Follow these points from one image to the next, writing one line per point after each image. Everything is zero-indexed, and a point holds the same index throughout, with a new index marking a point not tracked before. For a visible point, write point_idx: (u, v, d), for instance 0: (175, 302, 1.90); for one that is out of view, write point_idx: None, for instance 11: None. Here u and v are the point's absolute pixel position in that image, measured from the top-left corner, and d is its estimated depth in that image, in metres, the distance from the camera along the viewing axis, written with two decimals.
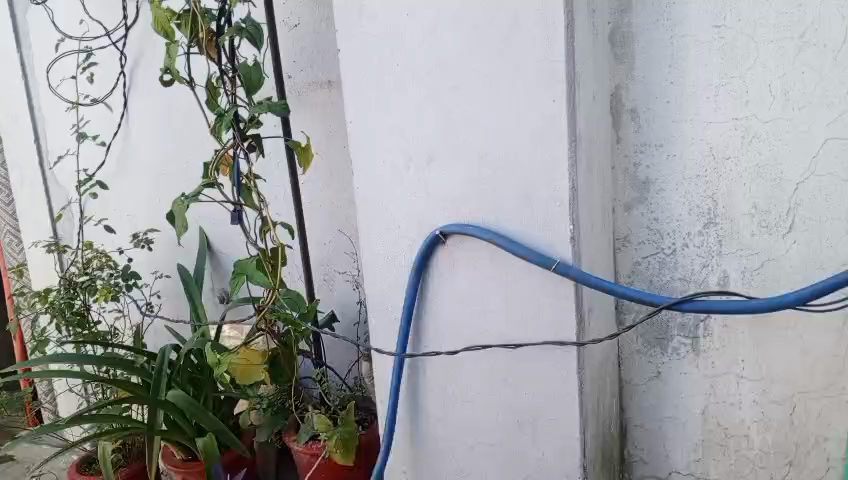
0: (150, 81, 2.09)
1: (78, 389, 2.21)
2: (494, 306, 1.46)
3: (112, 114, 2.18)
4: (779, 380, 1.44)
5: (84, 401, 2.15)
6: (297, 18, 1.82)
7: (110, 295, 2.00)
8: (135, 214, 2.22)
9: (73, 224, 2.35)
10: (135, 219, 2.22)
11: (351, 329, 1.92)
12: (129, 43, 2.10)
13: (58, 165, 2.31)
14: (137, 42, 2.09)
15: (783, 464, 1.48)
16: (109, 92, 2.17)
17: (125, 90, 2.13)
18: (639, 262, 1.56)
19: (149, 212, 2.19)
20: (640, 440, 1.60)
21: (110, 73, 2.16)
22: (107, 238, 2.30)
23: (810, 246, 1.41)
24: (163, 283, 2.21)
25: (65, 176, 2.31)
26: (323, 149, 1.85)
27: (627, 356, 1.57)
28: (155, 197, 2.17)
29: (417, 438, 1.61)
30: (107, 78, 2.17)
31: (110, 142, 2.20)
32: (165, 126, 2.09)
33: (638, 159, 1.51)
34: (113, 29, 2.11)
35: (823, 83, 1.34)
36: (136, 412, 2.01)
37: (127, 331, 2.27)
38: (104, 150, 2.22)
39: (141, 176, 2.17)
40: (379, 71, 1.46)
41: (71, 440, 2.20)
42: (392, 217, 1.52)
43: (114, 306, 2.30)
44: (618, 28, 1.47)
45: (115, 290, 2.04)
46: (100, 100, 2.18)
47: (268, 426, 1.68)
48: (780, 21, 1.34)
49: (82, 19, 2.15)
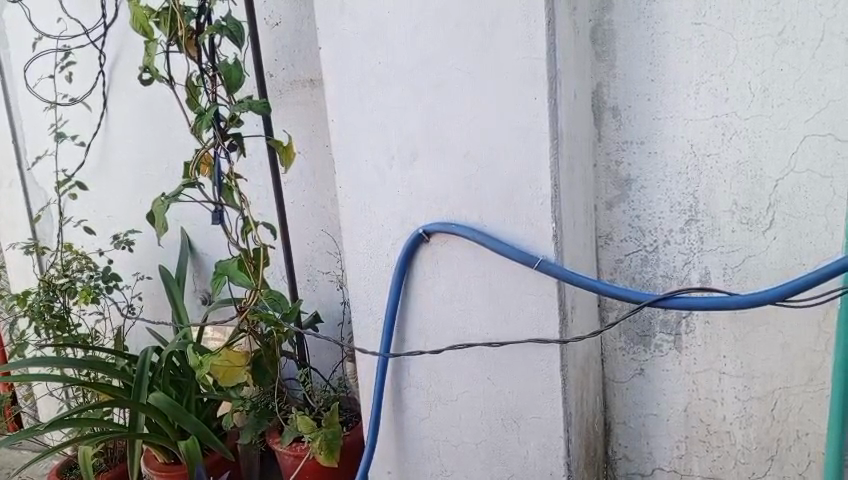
0: (130, 80, 2.07)
1: (58, 393, 2.19)
2: (479, 305, 1.45)
3: (91, 113, 2.15)
4: (760, 376, 1.45)
5: (64, 405, 2.13)
6: (279, 16, 1.80)
7: (91, 298, 1.98)
8: (115, 214, 2.19)
9: (53, 225, 2.33)
10: (115, 220, 2.20)
11: (336, 329, 1.91)
12: (109, 42, 2.07)
13: (36, 165, 2.28)
14: (116, 40, 2.06)
15: (765, 459, 1.49)
16: (88, 91, 2.14)
17: (104, 89, 2.11)
18: (621, 259, 1.56)
19: (129, 212, 2.16)
20: (624, 438, 1.61)
21: (89, 72, 2.13)
22: (86, 239, 2.27)
23: (790, 242, 1.42)
24: (144, 284, 2.19)
25: (44, 177, 2.28)
26: (306, 148, 1.84)
27: (610, 353, 1.58)
28: (135, 197, 2.14)
29: (401, 438, 1.61)
30: (86, 77, 2.14)
31: (91, 141, 2.17)
32: (145, 125, 2.07)
33: (619, 157, 1.52)
34: (91, 28, 2.08)
35: (801, 81, 1.34)
36: (118, 415, 1.99)
37: (108, 334, 2.25)
38: (84, 149, 2.19)
39: (121, 176, 2.15)
40: (362, 69, 1.45)
41: (51, 444, 2.18)
42: (376, 216, 1.52)
43: (94, 309, 2.28)
44: (599, 25, 1.48)
45: (95, 292, 2.01)
46: (79, 99, 2.15)
47: (251, 429, 1.66)
48: (759, 19, 1.35)
49: (60, 17, 2.12)
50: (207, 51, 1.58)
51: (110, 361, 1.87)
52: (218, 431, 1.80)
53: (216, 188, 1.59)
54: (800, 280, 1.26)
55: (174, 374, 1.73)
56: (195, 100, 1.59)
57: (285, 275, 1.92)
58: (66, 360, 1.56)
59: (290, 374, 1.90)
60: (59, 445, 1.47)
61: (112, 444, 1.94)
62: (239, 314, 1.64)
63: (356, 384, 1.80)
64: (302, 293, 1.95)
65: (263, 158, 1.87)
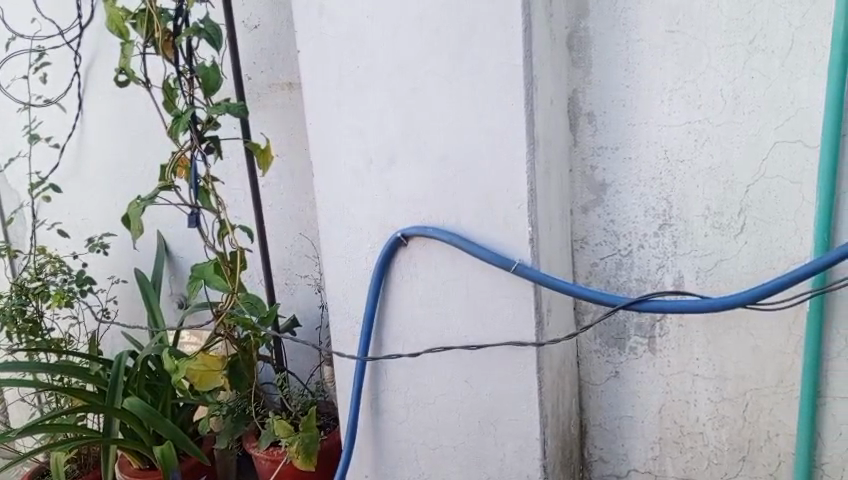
0: (104, 82, 2.04)
1: (31, 398, 2.16)
2: (457, 308, 1.46)
3: (66, 115, 2.12)
4: (732, 378, 1.48)
5: (36, 410, 2.10)
6: (257, 19, 1.79)
7: (64, 301, 1.95)
8: (89, 217, 2.16)
9: (26, 227, 2.30)
10: (89, 223, 2.17)
11: (313, 333, 1.90)
12: (84, 43, 2.04)
13: (9, 167, 2.26)
14: (92, 41, 2.03)
15: (737, 460, 1.52)
16: (63, 93, 2.10)
17: (79, 91, 2.08)
18: (596, 263, 1.58)
19: (103, 215, 2.14)
20: (599, 440, 1.62)
21: (63, 73, 2.10)
22: (60, 243, 2.24)
23: (760, 246, 1.44)
24: (119, 288, 2.17)
25: (17, 179, 2.27)
26: (283, 151, 1.83)
27: (585, 356, 1.59)
28: (110, 200, 2.12)
29: (378, 441, 1.61)
30: (60, 79, 2.11)
31: (65, 143, 2.14)
32: (120, 127, 2.05)
33: (594, 162, 1.54)
34: (66, 28, 2.05)
35: (772, 89, 1.37)
36: (92, 421, 1.97)
37: (82, 338, 2.23)
38: (59, 151, 2.16)
39: (95, 179, 2.12)
40: (341, 74, 1.46)
41: (23, 451, 2.15)
42: (354, 220, 1.52)
43: (67, 313, 2.25)
44: (575, 32, 1.50)
45: (69, 295, 1.98)
46: (54, 100, 2.12)
47: (228, 433, 1.65)
48: (730, 27, 1.37)
49: (34, 18, 2.10)
50: (184, 53, 1.57)
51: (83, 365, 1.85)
52: (194, 436, 1.79)
53: (193, 190, 1.57)
54: (773, 282, 1.28)
55: (150, 379, 1.72)
56: (172, 102, 1.58)
57: (261, 279, 1.91)
58: (39, 364, 1.54)
59: (267, 378, 1.90)
60: (31, 452, 1.46)
61: (86, 450, 1.92)
62: (215, 317, 1.64)
63: (333, 388, 1.80)
64: (278, 297, 1.95)
65: (240, 161, 1.86)
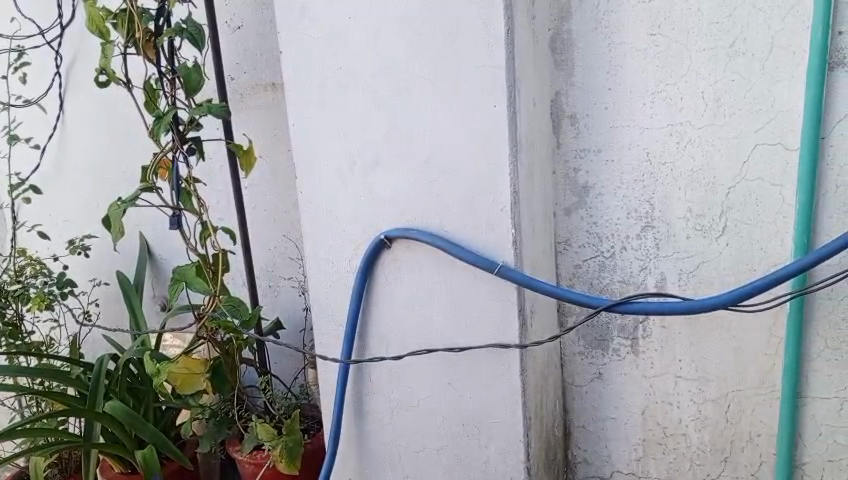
0: (86, 82, 2.02)
1: (11, 403, 2.14)
2: (440, 310, 1.46)
3: (46, 116, 2.10)
4: (714, 379, 1.49)
5: (16, 414, 2.08)
6: (240, 20, 1.78)
7: (45, 304, 1.93)
8: (71, 219, 2.14)
9: (5, 229, 2.27)
10: (71, 225, 2.15)
11: (297, 336, 1.90)
12: (65, 43, 2.02)
13: None
14: (73, 41, 2.01)
15: (720, 460, 1.53)
16: (43, 93, 2.08)
17: (60, 91, 2.06)
18: (579, 265, 1.59)
19: (85, 217, 2.12)
20: (583, 441, 1.63)
21: (43, 74, 2.07)
22: (40, 245, 2.22)
23: (742, 248, 1.46)
24: (101, 291, 2.15)
25: None
26: (266, 152, 1.83)
27: (569, 358, 1.59)
28: (91, 202, 2.10)
29: (362, 444, 1.61)
30: (40, 79, 2.08)
31: (46, 144, 2.11)
32: (101, 128, 2.03)
33: (578, 165, 1.54)
34: (47, 28, 2.03)
35: (752, 92, 1.38)
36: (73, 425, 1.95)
37: (63, 341, 2.20)
38: (39, 152, 2.13)
39: (75, 181, 2.10)
40: (323, 75, 1.45)
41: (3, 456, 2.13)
42: (338, 222, 1.52)
43: (48, 316, 2.23)
44: (558, 35, 1.50)
45: (50, 298, 1.96)
46: (34, 101, 2.10)
47: (211, 436, 1.64)
48: (711, 30, 1.38)
49: (13, 17, 2.08)
50: (166, 54, 1.56)
51: (65, 369, 1.83)
52: (176, 440, 1.78)
53: (175, 192, 1.56)
54: (755, 283, 1.29)
55: (131, 382, 1.70)
56: (153, 103, 1.56)
57: (244, 281, 1.90)
58: (19, 368, 1.52)
59: (250, 381, 1.90)
60: (11, 456, 1.45)
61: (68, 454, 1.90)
62: (197, 320, 1.63)
63: (317, 391, 1.79)
64: (262, 299, 1.94)
65: (222, 163, 1.84)
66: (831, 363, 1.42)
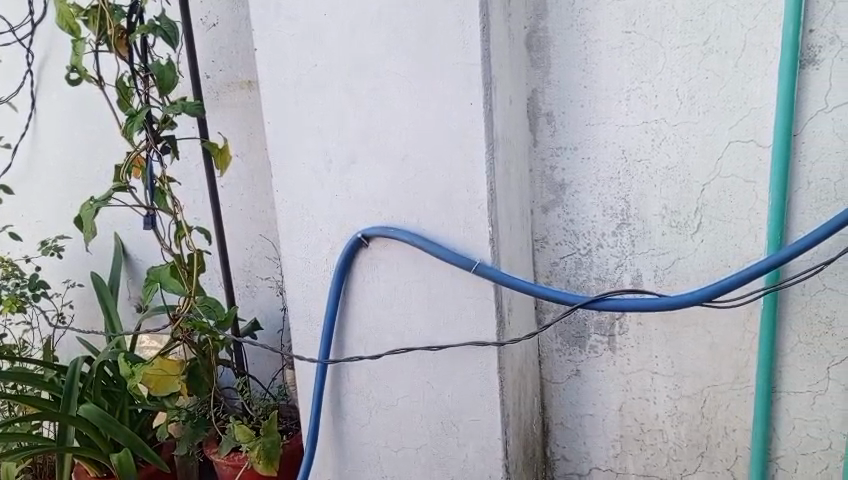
0: (58, 81, 1.99)
1: None
2: (419, 309, 1.45)
3: (17, 114, 2.07)
4: (690, 375, 1.50)
5: None
6: (215, 17, 1.77)
7: (16, 306, 1.90)
8: (44, 220, 2.11)
9: None
10: (44, 226, 2.12)
11: (275, 336, 1.89)
12: (36, 41, 1.99)
13: None
14: (45, 38, 1.98)
15: (696, 455, 1.54)
16: (14, 92, 2.05)
17: (31, 90, 2.02)
18: (557, 262, 1.60)
19: (58, 217, 2.09)
20: (562, 438, 1.64)
21: (13, 72, 2.04)
22: (12, 246, 2.19)
23: (717, 245, 1.47)
24: (76, 292, 2.12)
25: None
26: (242, 151, 1.81)
27: (546, 355, 1.60)
28: (63, 202, 2.07)
29: (340, 444, 1.60)
30: (11, 77, 2.05)
31: (17, 143, 2.08)
32: (74, 127, 2.00)
33: (554, 162, 1.55)
34: (18, 25, 2.00)
35: (726, 90, 1.39)
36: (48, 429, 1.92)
37: (36, 344, 2.18)
38: (11, 151, 2.10)
39: (46, 181, 2.07)
40: (299, 73, 1.44)
41: None
42: (315, 221, 1.51)
43: (21, 318, 2.20)
44: (534, 33, 1.50)
45: (22, 300, 1.93)
46: (4, 99, 2.06)
47: (188, 439, 1.60)
48: (685, 28, 1.39)
49: None
50: (139, 51, 1.54)
51: (38, 371, 1.81)
52: (153, 442, 1.76)
53: (149, 191, 1.54)
54: (728, 279, 1.30)
55: (106, 385, 1.68)
56: (126, 102, 1.54)
57: (221, 281, 1.89)
58: None
59: (228, 382, 1.89)
60: None
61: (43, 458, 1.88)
62: (172, 322, 1.61)
63: (295, 391, 1.78)
64: (239, 299, 1.92)
65: (197, 161, 1.83)
66: (804, 358, 1.43)
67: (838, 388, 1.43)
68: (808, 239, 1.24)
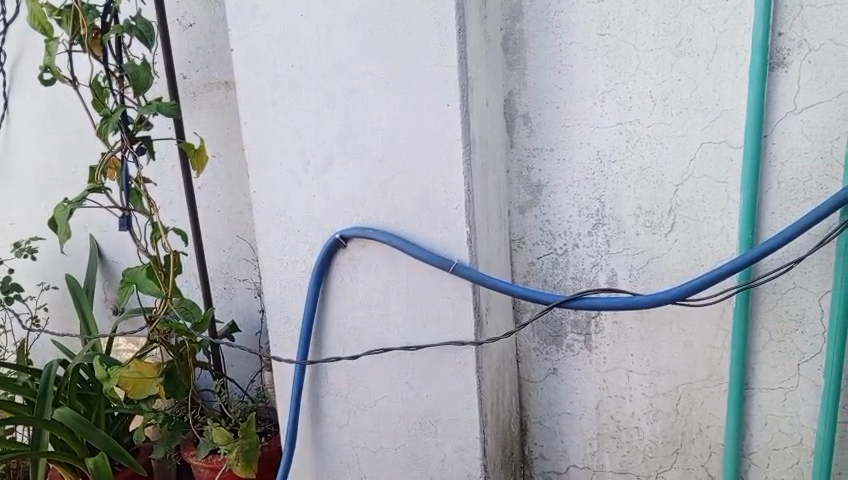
0: (30, 80, 1.96)
1: None
2: (397, 309, 1.45)
3: None
4: (665, 373, 1.51)
5: None
6: (191, 18, 1.75)
7: None
8: (17, 222, 2.08)
9: None
10: (17, 228, 2.09)
11: (253, 339, 1.88)
12: (9, 41, 1.96)
13: None
14: (17, 38, 1.95)
15: (671, 452, 1.56)
16: None
17: (3, 90, 1.99)
18: (534, 263, 1.61)
19: (31, 219, 2.06)
20: (539, 437, 1.65)
21: None
22: None
23: (690, 244, 1.49)
24: (50, 295, 2.10)
25: None
26: (219, 152, 1.81)
27: (524, 354, 1.61)
28: (35, 204, 2.04)
29: (318, 445, 1.60)
30: None
31: None
32: (46, 128, 1.97)
33: (531, 164, 1.56)
34: None
35: (698, 91, 1.41)
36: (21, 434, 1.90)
37: (10, 347, 2.15)
38: None
39: (17, 182, 2.04)
40: (276, 73, 1.44)
41: None
42: (292, 222, 1.50)
43: None
44: (510, 34, 1.51)
45: None
46: None
47: (166, 442, 1.61)
48: (658, 31, 1.41)
49: None
50: (114, 52, 1.53)
51: (10, 376, 1.78)
52: (129, 446, 1.75)
53: (124, 192, 1.53)
54: (699, 279, 1.32)
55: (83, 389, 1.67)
56: (101, 103, 1.53)
57: (198, 283, 1.88)
58: None
59: (205, 385, 1.88)
60: None
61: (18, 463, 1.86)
62: (149, 324, 1.60)
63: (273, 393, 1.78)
64: (216, 302, 1.92)
65: (173, 162, 1.82)
66: (775, 355, 1.46)
67: (808, 384, 1.45)
68: (776, 238, 1.26)
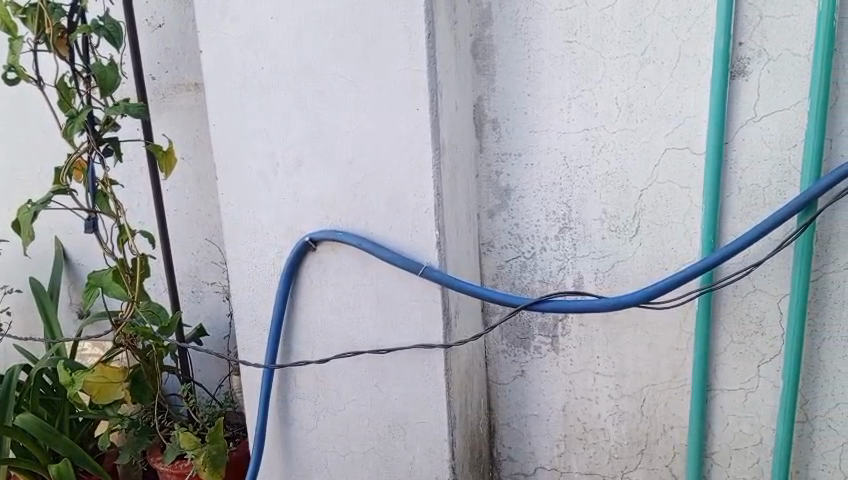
0: None
1: None
2: (368, 312, 1.45)
3: None
4: (630, 374, 1.53)
5: None
6: (160, 18, 1.74)
7: None
8: None
9: None
10: None
11: (221, 342, 1.87)
12: None
13: None
14: None
15: (636, 453, 1.58)
16: None
17: None
18: (502, 265, 1.62)
19: None
20: (508, 439, 1.66)
21: None
22: None
23: (654, 248, 1.50)
24: (13, 299, 2.06)
25: None
26: (187, 154, 1.79)
27: (493, 356, 1.63)
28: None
29: (287, 449, 1.59)
30: None
31: None
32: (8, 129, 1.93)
33: (500, 168, 1.57)
34: None
35: (662, 99, 1.43)
36: None
37: None
38: None
39: None
40: (245, 75, 1.43)
41: None
42: (262, 224, 1.50)
43: None
44: (479, 40, 1.52)
45: None
46: None
47: (132, 447, 1.58)
48: (624, 38, 1.42)
49: None
50: (80, 51, 1.52)
51: None
52: (93, 453, 1.73)
53: (89, 194, 1.51)
54: (663, 281, 1.34)
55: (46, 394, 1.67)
56: (66, 103, 1.51)
57: (165, 287, 1.87)
58: None
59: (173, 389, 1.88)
60: None
61: None
62: (115, 328, 1.58)
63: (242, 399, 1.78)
64: (184, 305, 1.90)
65: (141, 164, 1.80)
66: (737, 356, 1.48)
67: (768, 385, 1.48)
68: (736, 242, 1.29)
